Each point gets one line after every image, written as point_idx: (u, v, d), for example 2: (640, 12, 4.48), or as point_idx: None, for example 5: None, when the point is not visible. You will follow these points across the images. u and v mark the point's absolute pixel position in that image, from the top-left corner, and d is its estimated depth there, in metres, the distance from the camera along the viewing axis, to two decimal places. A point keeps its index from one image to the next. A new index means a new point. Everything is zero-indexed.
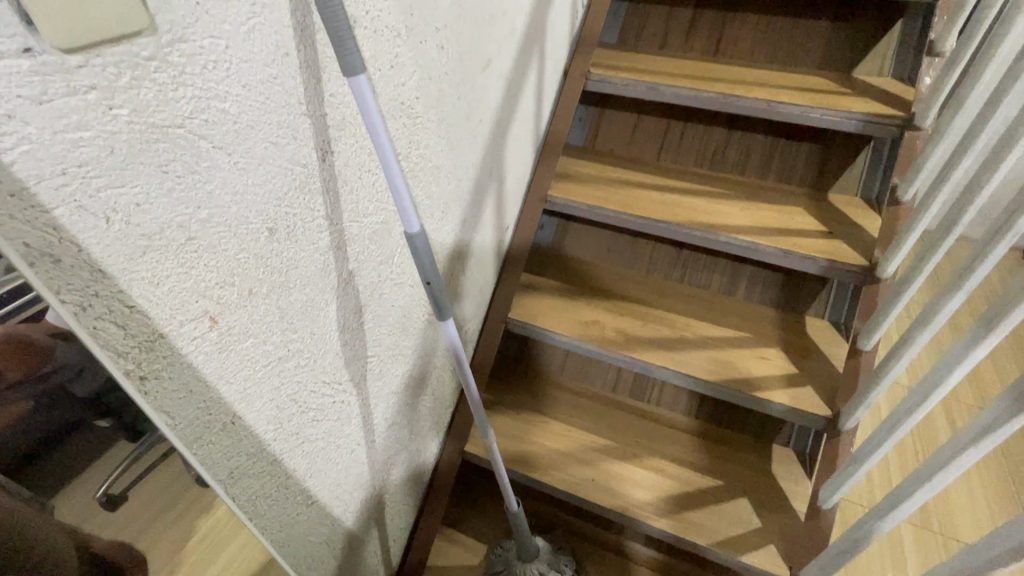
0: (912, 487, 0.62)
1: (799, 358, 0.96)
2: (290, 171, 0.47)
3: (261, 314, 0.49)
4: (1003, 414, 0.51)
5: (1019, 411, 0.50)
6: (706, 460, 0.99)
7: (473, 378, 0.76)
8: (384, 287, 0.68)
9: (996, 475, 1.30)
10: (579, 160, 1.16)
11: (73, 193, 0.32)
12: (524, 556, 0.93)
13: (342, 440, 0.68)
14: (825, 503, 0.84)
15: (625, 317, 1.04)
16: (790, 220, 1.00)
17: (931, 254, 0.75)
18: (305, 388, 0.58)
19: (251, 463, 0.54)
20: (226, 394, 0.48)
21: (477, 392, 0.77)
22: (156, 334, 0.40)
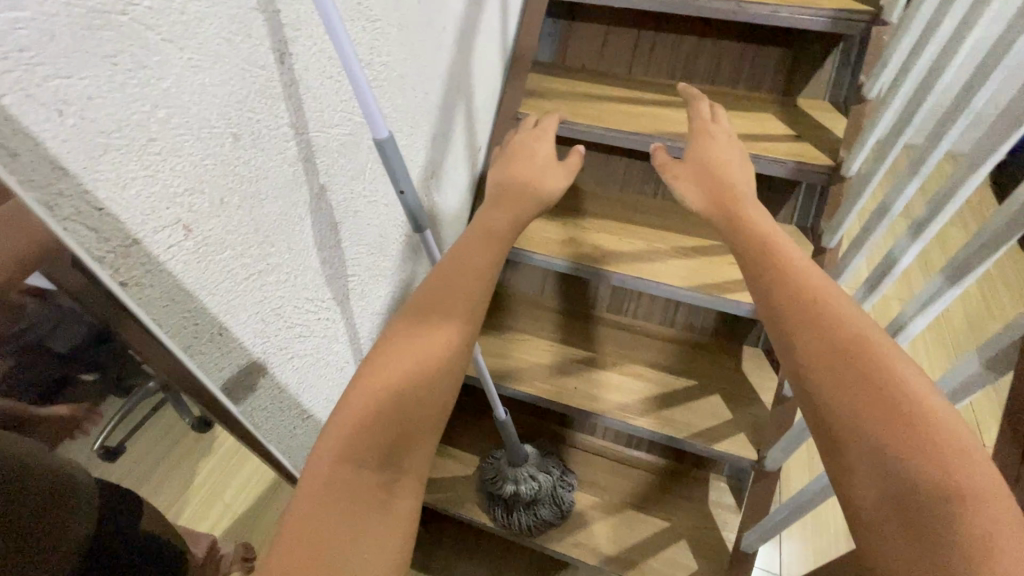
0: None
1: None
2: (248, 73, 0.46)
3: (236, 224, 0.49)
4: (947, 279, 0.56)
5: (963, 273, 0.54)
6: (682, 363, 1.06)
7: None
8: (359, 205, 0.68)
9: (940, 361, 1.42)
10: (548, 76, 1.13)
11: (19, 81, 0.30)
12: (514, 460, 1.00)
13: (330, 357, 0.70)
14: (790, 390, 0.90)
15: (601, 234, 1.06)
16: (760, 126, 1.01)
17: (894, 146, 0.77)
18: (289, 303, 0.59)
19: (243, 375, 0.56)
20: (209, 304, 0.48)
21: None
22: (130, 240, 0.40)
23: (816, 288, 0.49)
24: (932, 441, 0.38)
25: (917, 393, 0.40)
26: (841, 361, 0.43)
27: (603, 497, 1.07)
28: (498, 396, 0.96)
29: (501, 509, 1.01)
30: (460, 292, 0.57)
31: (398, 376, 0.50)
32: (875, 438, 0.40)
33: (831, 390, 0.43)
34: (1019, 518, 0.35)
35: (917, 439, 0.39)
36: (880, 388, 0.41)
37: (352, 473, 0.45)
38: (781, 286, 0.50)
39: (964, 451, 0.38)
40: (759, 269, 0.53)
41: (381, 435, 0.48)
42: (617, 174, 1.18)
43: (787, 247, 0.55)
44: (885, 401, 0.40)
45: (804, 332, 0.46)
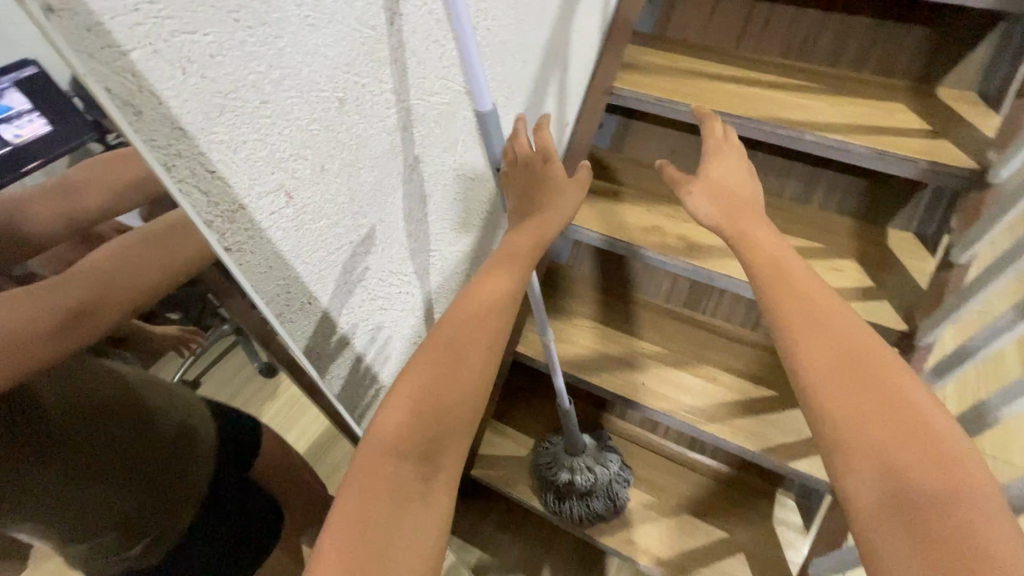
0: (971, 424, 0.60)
1: (875, 270, 0.90)
2: (359, 33, 0.43)
3: (334, 193, 0.48)
4: None
5: None
6: (761, 371, 0.98)
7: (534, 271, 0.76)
8: (448, 177, 0.65)
9: None
10: (648, 47, 1.04)
11: (147, 35, 0.29)
12: (572, 450, 0.97)
13: (406, 331, 0.69)
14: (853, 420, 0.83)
15: (688, 224, 0.98)
16: (889, 117, 0.89)
17: None
18: (373, 275, 0.58)
19: (326, 345, 0.55)
20: (302, 274, 0.48)
21: (538, 286, 0.78)
22: (237, 205, 0.38)
23: (831, 322, 0.48)
24: (962, 505, 0.38)
25: (944, 451, 0.41)
26: (876, 418, 0.42)
27: (659, 498, 1.03)
28: (563, 385, 0.93)
29: (552, 496, 0.99)
30: (492, 276, 0.56)
31: (435, 376, 0.49)
32: (908, 502, 0.39)
33: (857, 449, 0.42)
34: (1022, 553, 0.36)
35: (946, 501, 0.38)
36: (907, 446, 0.41)
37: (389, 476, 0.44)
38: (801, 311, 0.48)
39: (987, 512, 0.38)
40: (780, 305, 0.50)
41: (419, 435, 0.46)
42: None
43: (804, 272, 0.52)
44: (914, 461, 0.40)
45: (837, 383, 0.44)
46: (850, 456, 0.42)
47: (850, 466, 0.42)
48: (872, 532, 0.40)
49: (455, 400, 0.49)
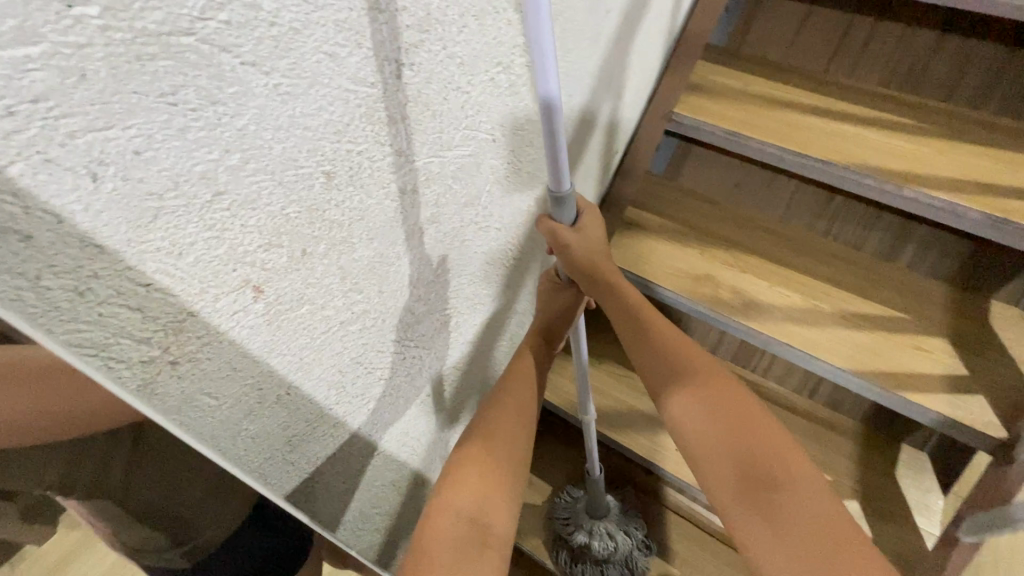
0: None
1: (971, 354, 0.75)
2: (353, 95, 0.34)
3: (320, 275, 0.40)
4: None
5: None
6: (814, 451, 0.86)
7: (583, 339, 0.68)
8: (468, 232, 0.56)
9: None
10: (719, 66, 0.90)
11: (33, 141, 0.21)
12: (594, 513, 0.90)
13: (409, 393, 0.63)
14: (964, 536, 0.69)
15: (746, 275, 0.86)
16: (1013, 173, 0.73)
17: None
18: (372, 348, 0.51)
19: (313, 429, 0.49)
20: (279, 366, 0.41)
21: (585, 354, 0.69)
22: (185, 314, 0.31)
23: (702, 374, 0.54)
24: (821, 527, 0.46)
25: (796, 475, 0.48)
26: (739, 454, 0.50)
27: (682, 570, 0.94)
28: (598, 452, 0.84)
29: (565, 555, 0.93)
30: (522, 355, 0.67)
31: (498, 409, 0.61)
32: (779, 528, 0.47)
33: (742, 491, 0.49)
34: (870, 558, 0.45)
35: (808, 522, 0.46)
36: (758, 461, 0.49)
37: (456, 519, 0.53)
38: (679, 377, 0.54)
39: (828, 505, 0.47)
40: (658, 372, 0.55)
41: (484, 471, 0.56)
42: (780, 198, 0.95)
43: (666, 324, 0.57)
44: (761, 471, 0.49)
45: (709, 434, 0.51)
46: (724, 488, 0.50)
47: (734, 504, 0.49)
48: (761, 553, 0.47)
49: (513, 426, 0.61)
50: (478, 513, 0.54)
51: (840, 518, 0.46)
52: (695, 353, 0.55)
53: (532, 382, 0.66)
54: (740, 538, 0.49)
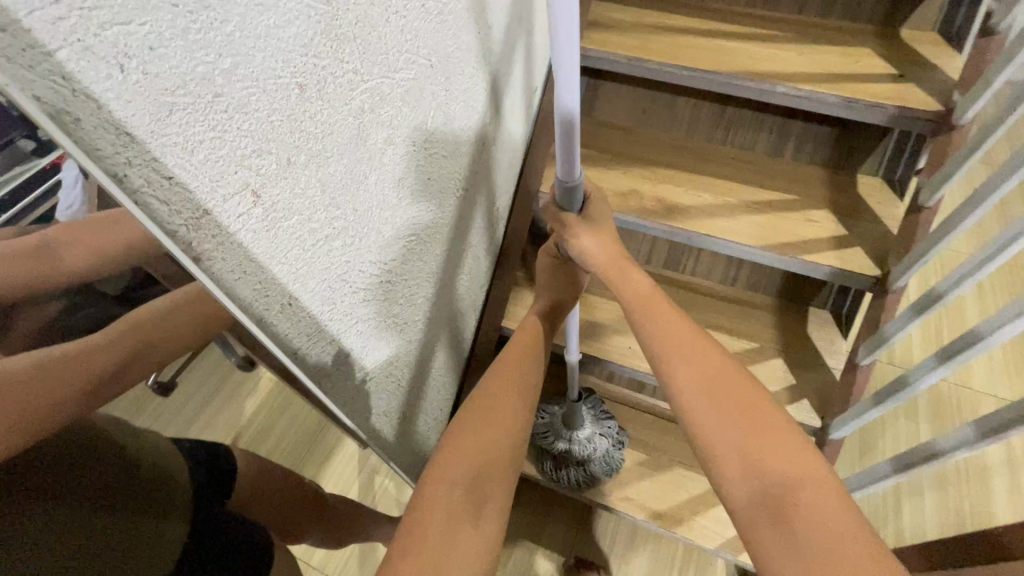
0: (932, 366, 0.66)
1: (847, 219, 0.92)
2: (312, 11, 0.40)
3: (304, 186, 0.45)
4: (961, 344, 0.60)
5: (961, 348, 0.61)
6: (741, 325, 1.01)
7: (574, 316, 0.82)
8: (420, 157, 0.62)
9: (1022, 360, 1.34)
10: (612, 4, 1.00)
11: (74, 31, 0.26)
12: (571, 423, 1.00)
13: (389, 318, 0.68)
14: (861, 359, 0.85)
15: (663, 185, 0.98)
16: (857, 64, 0.88)
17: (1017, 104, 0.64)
18: (353, 268, 0.56)
19: (313, 343, 0.54)
20: (280, 274, 0.45)
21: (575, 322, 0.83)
22: (201, 211, 0.36)
23: (713, 370, 0.53)
24: (831, 530, 0.44)
25: (804, 477, 0.47)
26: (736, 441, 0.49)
27: (650, 454, 1.06)
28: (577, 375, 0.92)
29: (549, 464, 1.02)
30: (518, 334, 0.75)
31: (491, 385, 0.67)
32: (782, 524, 0.45)
33: (742, 480, 0.48)
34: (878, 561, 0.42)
35: (819, 524, 0.44)
36: (762, 453, 0.48)
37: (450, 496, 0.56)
38: (686, 368, 0.54)
39: (839, 504, 0.45)
40: (656, 355, 0.56)
41: (473, 452, 0.60)
42: (682, 117, 1.07)
43: (672, 314, 0.58)
44: (767, 467, 0.48)
45: (712, 419, 0.51)
46: (730, 479, 0.48)
47: (739, 495, 0.48)
48: (758, 540, 0.46)
49: (510, 398, 0.66)
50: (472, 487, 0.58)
51: (853, 520, 0.44)
52: (700, 347, 0.55)
53: (530, 356, 0.72)
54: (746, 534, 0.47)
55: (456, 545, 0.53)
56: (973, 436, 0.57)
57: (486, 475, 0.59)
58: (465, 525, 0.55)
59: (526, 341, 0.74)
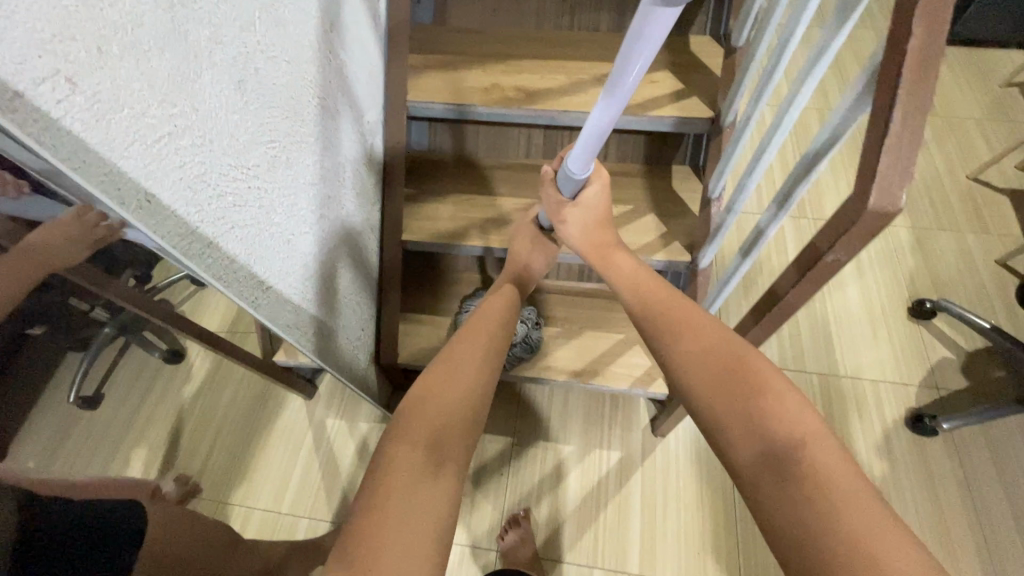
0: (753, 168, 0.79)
1: (684, 74, 1.02)
2: None
3: (126, 78, 0.46)
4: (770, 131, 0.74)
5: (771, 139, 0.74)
6: (615, 193, 1.11)
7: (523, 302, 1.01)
8: (258, 61, 0.64)
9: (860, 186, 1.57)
10: None
11: None
12: None
13: (271, 228, 0.72)
14: (712, 194, 0.99)
15: (521, 75, 1.04)
16: None
17: None
18: (212, 170, 0.59)
19: (189, 245, 0.57)
20: (127, 168, 0.48)
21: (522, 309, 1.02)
22: (12, 93, 0.38)
23: (713, 351, 0.67)
24: (824, 479, 0.54)
25: (803, 437, 0.58)
26: (735, 411, 0.61)
27: (563, 327, 1.18)
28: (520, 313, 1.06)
29: None
30: (490, 304, 0.86)
31: (459, 354, 0.75)
32: (779, 475, 0.56)
33: (745, 438, 0.60)
34: (864, 506, 0.52)
35: (820, 475, 0.54)
36: (759, 412, 0.60)
37: (414, 452, 0.62)
38: (693, 351, 0.68)
39: (840, 466, 0.55)
40: (675, 346, 0.69)
41: (451, 423, 0.66)
42: (529, 11, 1.12)
43: (675, 314, 0.72)
44: (769, 427, 0.59)
45: (709, 387, 0.64)
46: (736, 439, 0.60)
47: (747, 454, 0.59)
48: (765, 495, 0.56)
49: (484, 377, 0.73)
50: (437, 446, 0.63)
51: (844, 473, 0.54)
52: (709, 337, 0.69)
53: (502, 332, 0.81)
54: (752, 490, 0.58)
55: (416, 493, 0.58)
56: (775, 208, 0.70)
57: (446, 430, 0.65)
58: (427, 479, 0.60)
59: (494, 320, 0.82)
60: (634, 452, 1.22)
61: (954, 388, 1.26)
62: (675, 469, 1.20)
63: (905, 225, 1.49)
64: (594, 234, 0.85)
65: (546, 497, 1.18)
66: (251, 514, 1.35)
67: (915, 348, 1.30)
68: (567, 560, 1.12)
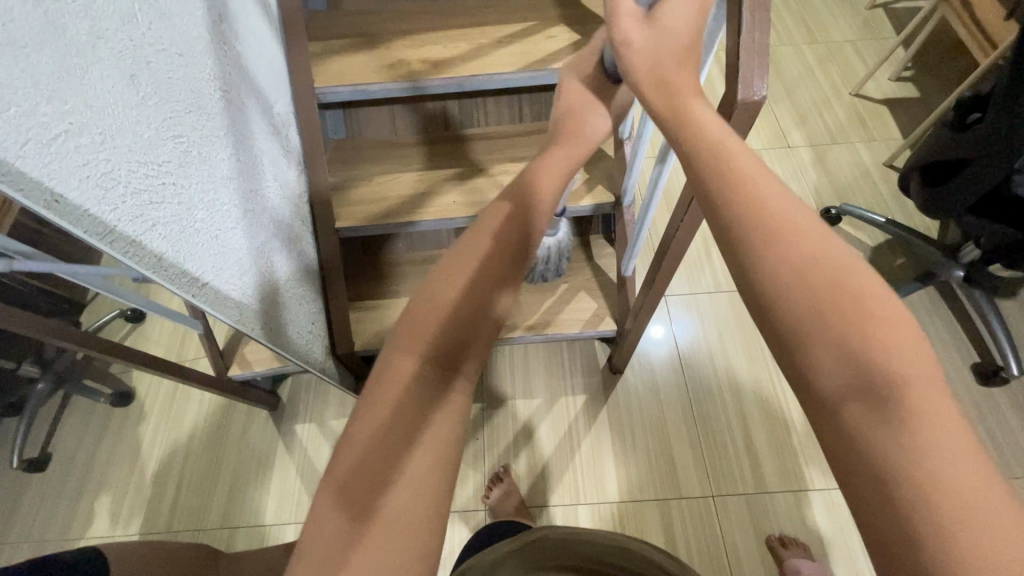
0: None
1: (578, 25, 1.08)
2: None
3: (10, 76, 0.44)
4: None
5: None
6: (534, 150, 1.16)
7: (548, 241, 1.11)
8: (148, 54, 0.63)
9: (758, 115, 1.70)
10: None
11: None
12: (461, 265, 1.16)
13: (196, 224, 0.72)
14: (623, 135, 1.07)
15: (422, 48, 1.06)
16: None
17: None
18: (121, 167, 0.58)
19: (111, 244, 0.56)
20: (29, 169, 0.46)
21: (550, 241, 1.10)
22: None
23: (786, 228, 0.47)
24: (927, 422, 0.38)
25: (898, 356, 0.41)
26: (813, 312, 0.43)
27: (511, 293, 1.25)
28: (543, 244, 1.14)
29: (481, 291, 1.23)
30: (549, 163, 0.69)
31: (489, 238, 0.60)
32: (870, 407, 0.40)
33: (821, 348, 0.42)
34: (965, 461, 0.37)
35: (924, 414, 0.39)
36: (848, 321, 0.42)
37: (419, 366, 0.51)
38: (757, 227, 0.47)
39: (942, 411, 0.39)
40: (746, 238, 0.47)
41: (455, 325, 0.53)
42: None
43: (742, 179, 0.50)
44: (859, 341, 0.41)
45: (788, 281, 0.45)
46: (817, 358, 0.42)
47: (828, 377, 0.41)
48: (843, 426, 0.40)
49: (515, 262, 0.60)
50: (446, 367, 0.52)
51: (946, 418, 0.39)
52: (805, 235, 0.47)
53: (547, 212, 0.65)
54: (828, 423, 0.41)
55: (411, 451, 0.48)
56: None
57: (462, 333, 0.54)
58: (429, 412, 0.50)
59: (552, 183, 0.67)
60: (597, 392, 1.31)
61: None
62: (636, 400, 1.30)
63: (805, 144, 1.62)
64: (662, 67, 0.60)
65: (523, 452, 1.24)
66: (235, 533, 1.32)
67: None
68: (552, 503, 1.19)
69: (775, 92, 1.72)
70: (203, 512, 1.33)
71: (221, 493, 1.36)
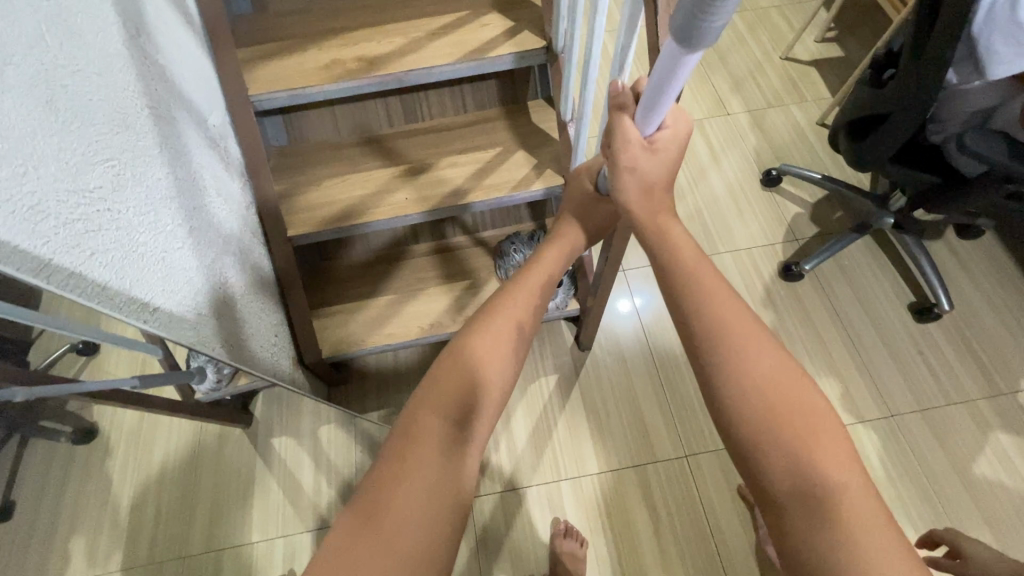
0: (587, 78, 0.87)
1: (510, 12, 1.08)
2: None
3: None
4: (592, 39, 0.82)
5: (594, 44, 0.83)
6: (482, 139, 1.17)
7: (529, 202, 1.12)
8: (63, 77, 0.60)
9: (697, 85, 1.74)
10: None
11: None
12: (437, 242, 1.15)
13: (137, 248, 0.69)
14: (566, 117, 1.08)
15: (356, 46, 1.04)
16: None
17: None
18: (49, 198, 0.56)
19: (50, 278, 0.54)
20: None
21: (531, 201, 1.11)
22: None
23: (746, 349, 0.61)
24: (858, 520, 0.51)
25: (834, 467, 0.54)
26: (771, 428, 0.56)
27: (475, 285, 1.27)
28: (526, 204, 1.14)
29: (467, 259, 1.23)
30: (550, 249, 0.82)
31: (500, 321, 0.73)
32: (811, 509, 0.53)
33: (773, 458, 0.56)
34: (888, 549, 0.50)
35: (855, 515, 0.52)
36: (795, 436, 0.56)
37: (438, 421, 0.64)
38: (724, 351, 0.61)
39: (871, 510, 0.52)
40: (711, 353, 0.61)
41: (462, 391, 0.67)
42: None
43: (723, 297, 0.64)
44: (801, 453, 0.55)
45: (748, 398, 0.58)
46: (770, 466, 0.56)
47: (781, 483, 0.55)
48: (791, 522, 0.53)
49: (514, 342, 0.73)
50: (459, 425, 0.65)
51: (875, 518, 0.52)
52: (766, 355, 0.61)
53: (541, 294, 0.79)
54: (779, 520, 0.54)
55: (424, 485, 0.60)
56: None
57: (471, 395, 0.67)
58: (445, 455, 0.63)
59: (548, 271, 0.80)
60: (568, 370, 1.34)
61: (808, 236, 1.49)
62: (606, 373, 1.34)
63: (743, 110, 1.68)
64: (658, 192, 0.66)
65: (502, 437, 1.27)
66: (223, 553, 1.35)
67: (772, 214, 1.52)
68: (533, 483, 1.23)
69: (710, 61, 1.77)
70: (185, 539, 1.33)
71: (203, 518, 1.37)
